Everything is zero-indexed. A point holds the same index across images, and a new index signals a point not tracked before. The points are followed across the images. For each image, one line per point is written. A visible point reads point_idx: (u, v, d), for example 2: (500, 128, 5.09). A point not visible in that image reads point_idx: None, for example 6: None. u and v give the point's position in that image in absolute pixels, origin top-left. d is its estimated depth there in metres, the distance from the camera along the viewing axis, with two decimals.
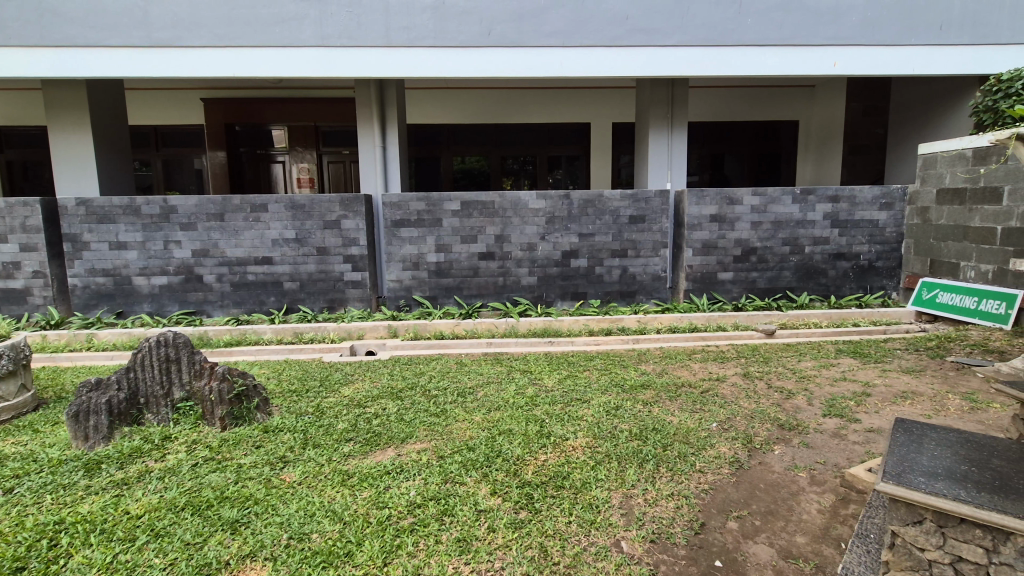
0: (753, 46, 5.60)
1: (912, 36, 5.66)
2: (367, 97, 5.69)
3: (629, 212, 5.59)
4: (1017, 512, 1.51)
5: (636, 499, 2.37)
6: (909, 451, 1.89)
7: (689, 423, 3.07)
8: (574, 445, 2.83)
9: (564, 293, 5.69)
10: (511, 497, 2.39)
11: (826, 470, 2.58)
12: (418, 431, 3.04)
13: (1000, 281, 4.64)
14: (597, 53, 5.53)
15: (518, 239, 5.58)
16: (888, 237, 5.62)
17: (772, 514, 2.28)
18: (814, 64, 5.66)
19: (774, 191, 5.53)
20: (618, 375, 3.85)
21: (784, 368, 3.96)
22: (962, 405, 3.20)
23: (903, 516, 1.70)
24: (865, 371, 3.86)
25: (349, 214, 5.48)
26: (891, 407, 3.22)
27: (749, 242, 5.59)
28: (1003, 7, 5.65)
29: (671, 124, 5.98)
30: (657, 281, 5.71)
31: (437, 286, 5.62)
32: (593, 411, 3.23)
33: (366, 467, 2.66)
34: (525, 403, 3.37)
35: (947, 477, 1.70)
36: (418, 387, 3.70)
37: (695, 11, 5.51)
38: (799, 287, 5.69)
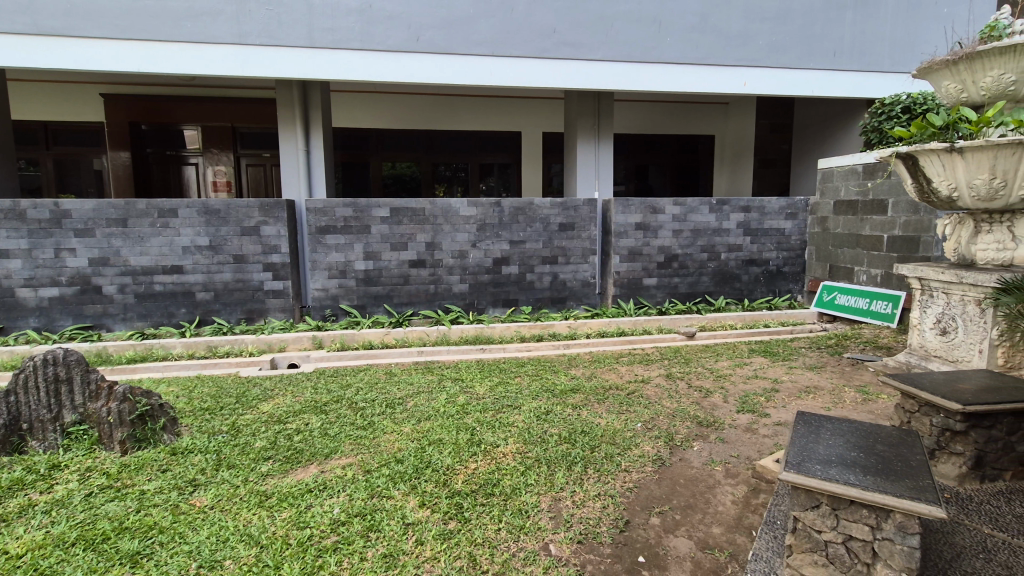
0: (671, 64, 5.92)
1: (809, 61, 6.21)
2: (290, 99, 5.49)
3: (559, 220, 5.72)
4: (896, 492, 1.68)
5: (565, 501, 2.41)
6: (808, 441, 2.06)
7: (616, 424, 3.17)
8: (505, 451, 2.83)
9: (496, 300, 5.71)
10: (440, 508, 2.35)
11: (739, 463, 2.75)
12: (343, 445, 2.94)
13: (887, 284, 5.13)
14: (526, 64, 5.63)
15: (449, 246, 5.55)
16: (793, 244, 6.10)
17: (690, 508, 2.39)
18: (726, 83, 6.06)
19: (693, 201, 5.85)
20: (548, 380, 3.91)
21: (703, 368, 4.18)
22: (856, 396, 3.52)
23: (802, 502, 1.85)
24: (774, 369, 4.16)
25: (269, 220, 5.22)
26: (796, 401, 3.47)
27: (671, 249, 5.87)
28: (884, 39, 6.33)
29: (598, 136, 6.19)
30: (586, 287, 5.86)
31: (366, 294, 5.46)
32: (523, 417, 3.25)
33: (286, 486, 2.53)
34: (456, 412, 3.34)
35: (839, 464, 1.86)
36: (344, 400, 3.57)
37: (618, 28, 5.75)
38: (716, 291, 6.05)
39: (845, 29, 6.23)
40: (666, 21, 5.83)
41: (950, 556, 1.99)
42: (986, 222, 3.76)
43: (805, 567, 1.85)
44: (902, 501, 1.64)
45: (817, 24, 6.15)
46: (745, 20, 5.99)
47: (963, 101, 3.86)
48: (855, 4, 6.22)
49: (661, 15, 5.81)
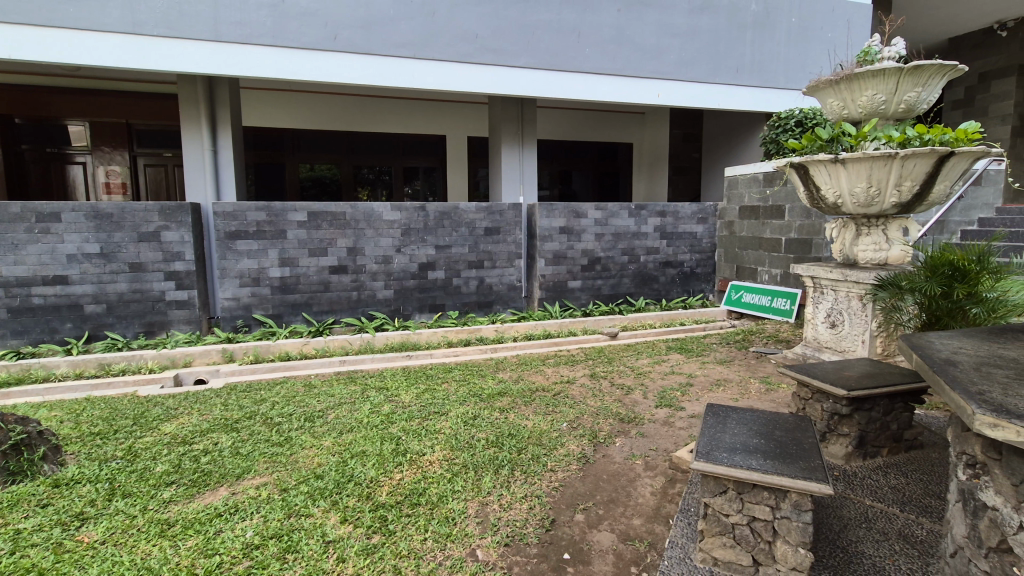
0: (590, 73, 6.14)
1: (715, 76, 6.67)
2: (194, 95, 5.11)
3: (484, 224, 5.74)
4: (791, 473, 1.83)
5: (492, 505, 2.41)
6: (716, 431, 2.20)
7: (543, 425, 3.22)
8: (431, 459, 2.79)
9: (422, 305, 5.63)
10: (363, 522, 2.27)
11: (657, 456, 2.88)
12: (257, 464, 2.76)
13: (785, 282, 5.60)
14: (449, 68, 5.62)
15: (372, 252, 5.40)
16: (705, 246, 6.52)
17: (613, 502, 2.47)
18: (641, 94, 6.38)
19: (613, 206, 6.08)
20: (475, 385, 3.89)
21: (625, 366, 4.35)
22: (760, 387, 3.81)
23: (712, 488, 1.97)
24: (688, 364, 4.40)
25: (171, 225, 4.83)
26: (708, 394, 3.70)
27: (594, 252, 6.07)
28: (779, 58, 6.93)
29: (521, 142, 6.29)
30: (512, 290, 5.93)
31: (282, 303, 5.19)
32: (450, 423, 3.22)
33: (191, 512, 2.34)
34: (380, 422, 3.24)
35: (743, 451, 2.01)
36: (259, 416, 3.37)
37: (540, 37, 5.88)
38: (636, 292, 6.32)
39: (745, 48, 6.76)
40: (585, 32, 6.04)
41: (838, 528, 2.20)
42: (866, 226, 4.20)
43: (716, 549, 1.99)
44: (796, 481, 1.79)
45: (721, 42, 6.62)
46: (657, 35, 6.33)
47: (844, 118, 4.29)
48: (753, 24, 6.75)
49: (580, 27, 6.01)
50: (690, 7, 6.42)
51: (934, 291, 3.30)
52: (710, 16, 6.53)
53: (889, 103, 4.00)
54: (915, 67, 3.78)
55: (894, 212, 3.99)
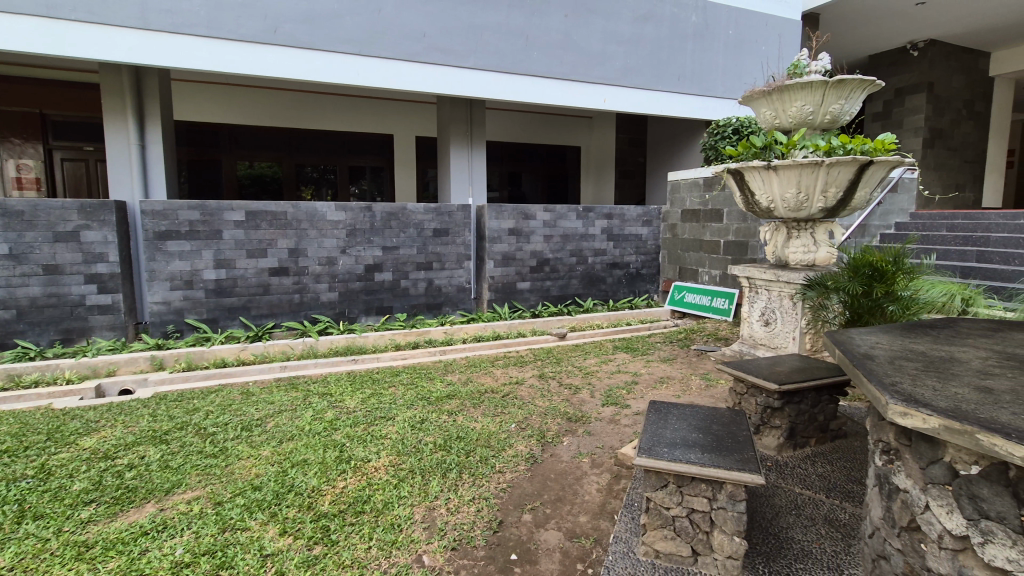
0: (538, 77, 6.20)
1: (658, 84, 6.89)
2: (119, 87, 4.79)
3: (433, 225, 5.68)
4: (725, 465, 1.91)
5: (439, 509, 2.38)
6: (658, 427, 2.27)
7: (491, 426, 3.22)
8: (376, 466, 2.73)
9: (368, 308, 5.50)
10: (304, 533, 2.19)
11: (603, 453, 2.94)
12: (189, 477, 2.61)
13: (724, 283, 5.85)
14: (395, 67, 5.53)
15: (315, 253, 5.23)
16: (649, 248, 6.72)
17: (560, 501, 2.50)
18: (588, 99, 6.51)
19: (561, 208, 6.16)
20: (423, 389, 3.84)
21: (573, 366, 4.41)
22: (701, 383, 3.97)
23: (653, 483, 2.02)
24: (634, 363, 4.52)
25: (92, 224, 4.50)
26: (652, 391, 3.82)
27: (542, 254, 6.13)
28: (717, 68, 7.26)
29: (470, 143, 6.26)
30: (461, 292, 5.90)
31: (217, 307, 4.94)
32: (397, 428, 3.16)
33: (112, 533, 2.18)
34: (323, 429, 3.14)
35: (682, 445, 2.08)
36: (191, 426, 3.18)
37: (488, 39, 5.88)
38: (584, 293, 6.44)
39: (686, 58, 7.03)
40: (533, 36, 6.09)
41: (771, 515, 2.32)
42: (796, 229, 4.45)
43: (657, 542, 2.04)
44: (731, 472, 1.87)
45: (664, 51, 6.85)
46: (603, 42, 6.48)
47: (776, 127, 4.53)
48: (694, 35, 7.03)
49: (527, 30, 6.06)
50: (634, 16, 6.61)
51: (856, 290, 3.54)
52: (653, 25, 6.74)
53: (817, 113, 4.25)
54: (838, 81, 4.04)
55: (821, 216, 4.25)
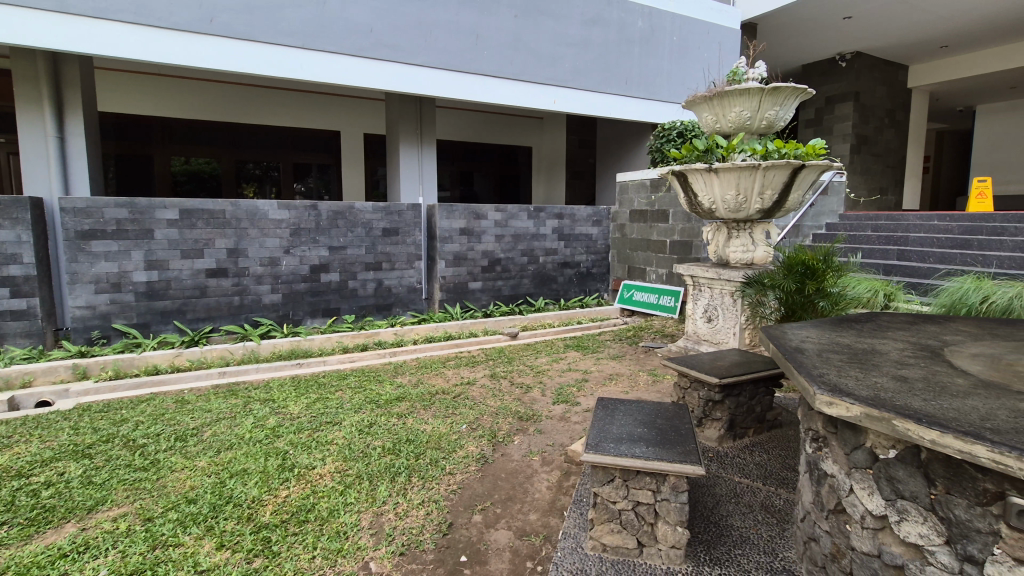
0: (489, 76, 6.20)
1: (606, 86, 7.04)
2: (33, 73, 4.43)
3: (382, 225, 5.57)
4: (668, 458, 1.96)
5: (387, 515, 2.33)
6: (605, 423, 2.32)
7: (442, 428, 3.18)
8: (321, 473, 2.64)
9: (314, 310, 5.33)
10: (243, 546, 2.10)
11: (554, 451, 2.97)
12: (115, 493, 2.45)
13: (670, 281, 6.04)
14: (341, 61, 5.38)
15: (257, 253, 5.02)
16: (599, 248, 6.85)
17: (510, 500, 2.50)
18: (538, 100, 6.57)
19: (513, 208, 6.18)
20: (372, 392, 3.75)
21: (524, 365, 4.44)
22: (648, 378, 4.08)
23: (600, 478, 2.06)
24: (584, 361, 4.60)
25: (3, 222, 4.14)
26: (601, 388, 3.89)
27: (494, 253, 6.13)
28: (662, 73, 7.48)
29: (419, 141, 6.18)
30: (412, 293, 5.82)
31: (149, 311, 4.66)
32: (344, 433, 3.07)
33: (26, 557, 2.01)
34: (265, 436, 3.02)
35: (628, 440, 2.13)
36: (118, 438, 2.98)
37: (437, 36, 5.82)
38: (536, 292, 6.48)
39: (633, 62, 7.22)
40: (483, 35, 6.08)
41: (712, 504, 2.41)
42: (735, 229, 4.64)
43: (605, 536, 2.08)
44: (674, 465, 1.92)
45: (611, 54, 7.00)
46: (552, 43, 6.55)
47: (717, 131, 4.71)
48: (640, 40, 7.22)
49: (478, 29, 6.04)
50: (582, 19, 6.71)
51: (790, 287, 3.73)
52: (601, 29, 6.87)
53: (754, 119, 4.46)
54: (773, 88, 4.25)
55: (758, 217, 4.45)
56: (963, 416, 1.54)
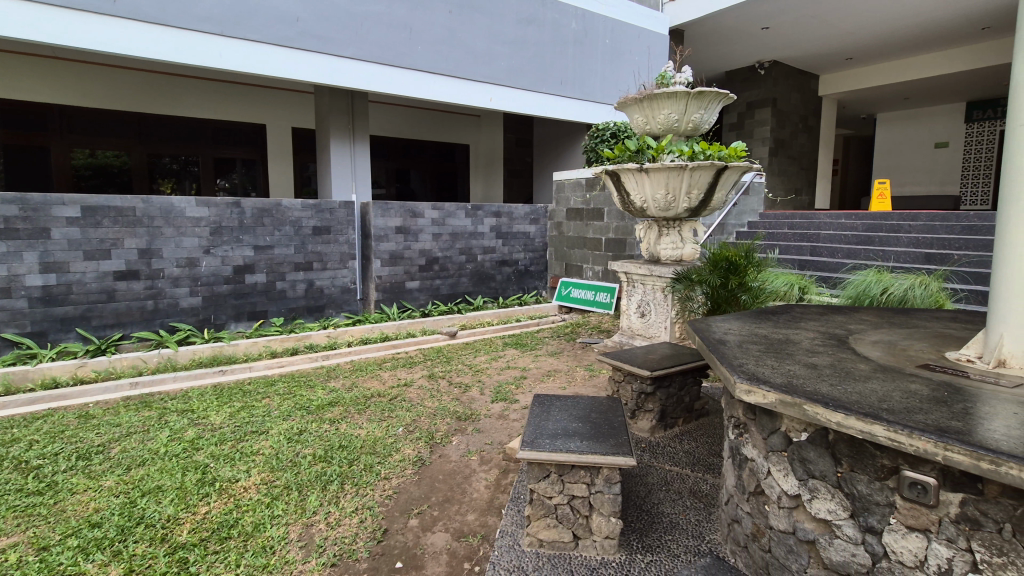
0: (423, 72, 6.10)
1: (542, 86, 7.12)
2: None
3: (312, 223, 5.36)
4: (601, 451, 2.00)
5: (317, 525, 2.24)
6: (541, 419, 2.34)
7: (377, 432, 3.09)
8: (245, 485, 2.50)
9: (239, 313, 5.04)
10: (155, 570, 1.94)
11: (492, 449, 2.96)
12: (3, 522, 2.19)
13: (605, 278, 6.19)
14: (265, 51, 5.11)
15: (173, 254, 4.68)
16: (537, 246, 6.92)
17: (448, 501, 2.47)
18: (474, 98, 6.54)
19: (450, 206, 6.12)
20: (302, 398, 3.59)
21: (462, 364, 4.40)
22: (585, 373, 4.17)
23: (536, 474, 2.07)
24: (523, 358, 4.62)
25: None
26: (539, 385, 3.93)
27: (431, 252, 6.04)
28: (596, 74, 7.66)
29: (351, 136, 5.99)
30: (346, 293, 5.64)
31: (46, 318, 4.22)
32: (271, 442, 2.92)
33: None
34: (182, 450, 2.81)
35: (563, 435, 2.15)
36: (7, 461, 2.68)
37: (369, 29, 5.65)
38: (474, 290, 6.46)
39: (568, 62, 7.34)
40: (416, 30, 5.97)
41: (644, 493, 2.49)
42: (666, 227, 4.81)
43: (541, 531, 2.10)
44: (606, 457, 1.96)
45: (546, 54, 7.09)
46: (487, 41, 6.53)
47: (647, 132, 4.87)
48: (574, 41, 7.35)
49: (411, 23, 5.93)
50: (517, 17, 6.74)
51: (715, 282, 3.92)
52: (536, 28, 6.94)
53: (681, 121, 4.64)
54: (699, 92, 4.44)
55: (686, 216, 4.63)
56: (864, 398, 1.68)
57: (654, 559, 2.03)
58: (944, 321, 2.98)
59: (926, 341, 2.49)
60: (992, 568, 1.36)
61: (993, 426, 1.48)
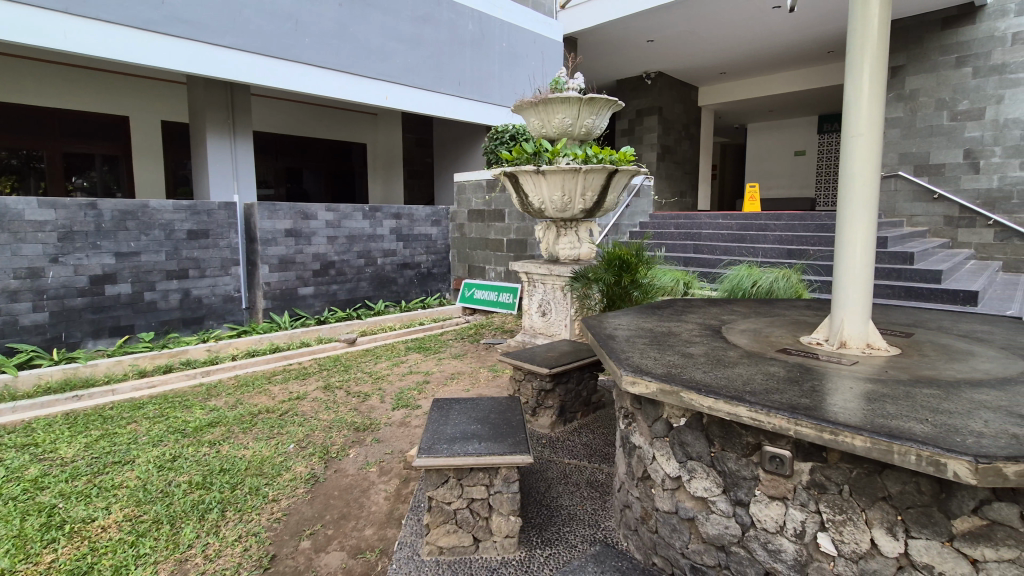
0: (311, 66, 5.80)
1: (440, 86, 7.07)
2: None
3: (187, 226, 4.88)
4: (499, 451, 2.01)
5: (192, 560, 2.03)
6: (439, 423, 2.30)
7: (265, 451, 2.87)
8: (104, 525, 2.20)
9: (97, 330, 4.45)
10: None
11: (392, 459, 2.87)
12: None
13: (508, 278, 6.28)
14: (123, 34, 4.54)
15: (9, 264, 4.02)
16: (439, 248, 6.85)
17: (344, 517, 2.35)
18: (368, 95, 6.34)
19: (345, 207, 5.86)
20: (177, 420, 3.25)
21: (362, 372, 4.24)
22: (488, 374, 4.19)
23: (435, 481, 2.03)
24: (426, 362, 4.55)
25: None
26: (442, 389, 3.88)
27: (326, 256, 5.75)
28: (494, 77, 7.76)
29: (230, 132, 5.53)
30: (229, 302, 5.20)
31: None
32: (136, 472, 2.61)
33: None
34: (22, 492, 2.41)
35: (461, 439, 2.13)
36: None
37: (248, 17, 5.26)
38: (375, 295, 6.25)
39: (465, 64, 7.36)
40: (303, 21, 5.67)
41: (544, 489, 2.54)
42: (563, 227, 4.96)
43: (441, 539, 2.06)
44: (505, 457, 1.98)
45: (443, 54, 7.05)
46: (381, 38, 6.37)
47: (543, 135, 5.00)
48: (471, 43, 7.38)
49: (297, 14, 5.61)
50: (413, 16, 6.63)
51: (610, 280, 4.12)
52: (432, 28, 6.87)
53: (574, 125, 4.82)
54: (590, 98, 4.64)
55: (582, 216, 4.81)
56: (732, 382, 1.84)
57: (552, 553, 2.08)
58: (799, 309, 3.37)
59: (784, 328, 2.79)
60: (836, 525, 1.53)
61: (835, 400, 1.68)
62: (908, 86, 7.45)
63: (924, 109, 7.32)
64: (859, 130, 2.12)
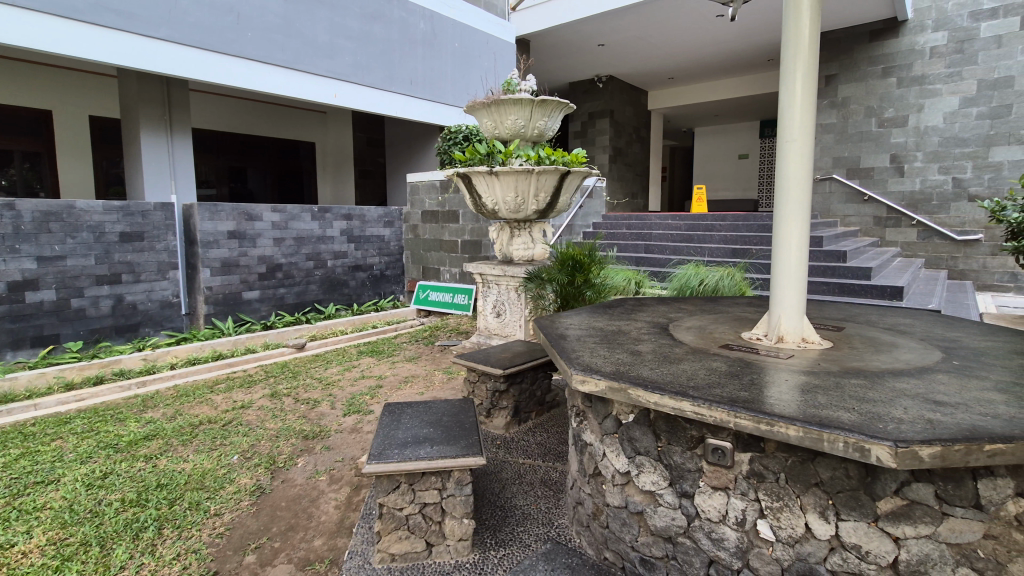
0: (254, 61, 5.59)
1: (391, 85, 6.96)
2: None
3: (118, 228, 4.60)
4: (450, 454, 2.00)
5: None
6: (391, 428, 2.27)
7: (206, 464, 2.74)
8: (24, 550, 2.04)
9: (17, 340, 4.13)
10: None
11: (343, 466, 2.80)
12: None
13: (463, 279, 6.25)
14: (43, 22, 4.22)
15: None
16: (392, 249, 6.74)
17: (292, 529, 2.28)
18: (316, 93, 6.17)
19: (292, 208, 5.68)
20: (109, 434, 3.06)
21: (311, 378, 4.11)
22: (442, 377, 4.16)
23: (385, 487, 1.99)
24: (378, 366, 4.47)
25: None
26: (395, 392, 3.82)
27: (273, 258, 5.56)
28: (447, 76, 7.70)
29: (167, 128, 5.25)
30: (167, 308, 4.94)
31: None
32: (62, 492, 2.43)
33: None
34: None
35: (413, 443, 2.10)
36: None
37: (185, 8, 5.01)
38: (325, 298, 6.08)
39: (417, 62, 7.27)
40: (245, 15, 5.45)
41: (498, 490, 2.54)
42: (517, 228, 4.98)
43: (393, 546, 2.03)
44: (457, 459, 1.97)
45: (394, 52, 6.94)
46: (329, 34, 6.21)
47: (496, 136, 5.00)
48: (422, 42, 7.30)
49: (238, 7, 5.39)
50: (362, 12, 6.50)
51: (564, 280, 4.16)
52: (382, 26, 6.76)
53: (527, 127, 4.85)
54: (541, 100, 4.68)
55: (535, 216, 4.85)
56: (677, 378, 1.90)
57: (506, 553, 2.08)
58: (741, 305, 3.51)
59: (727, 325, 2.89)
60: (774, 512, 1.61)
61: (772, 392, 1.76)
62: (840, 94, 7.90)
63: (854, 116, 7.79)
64: (793, 135, 2.23)
